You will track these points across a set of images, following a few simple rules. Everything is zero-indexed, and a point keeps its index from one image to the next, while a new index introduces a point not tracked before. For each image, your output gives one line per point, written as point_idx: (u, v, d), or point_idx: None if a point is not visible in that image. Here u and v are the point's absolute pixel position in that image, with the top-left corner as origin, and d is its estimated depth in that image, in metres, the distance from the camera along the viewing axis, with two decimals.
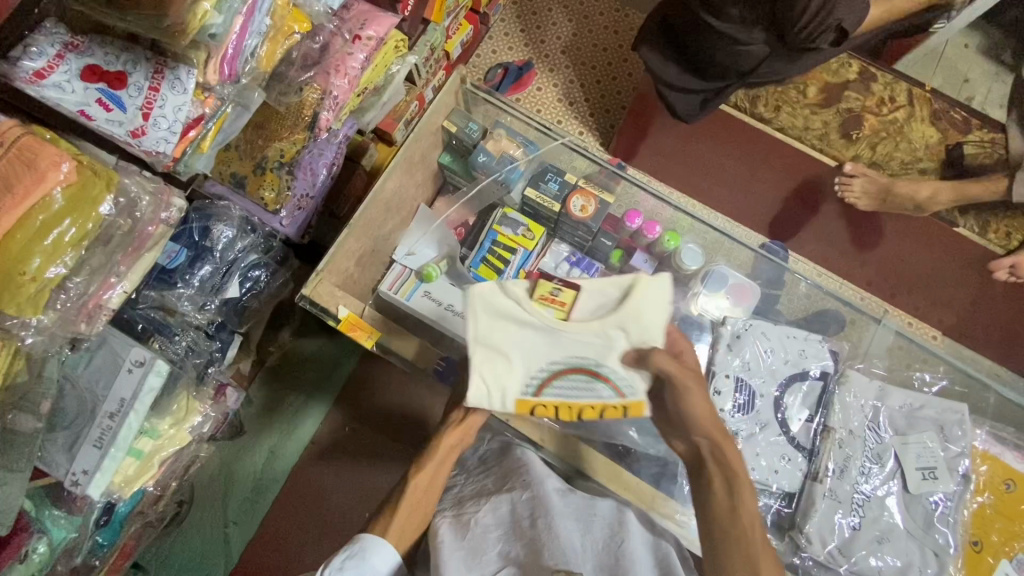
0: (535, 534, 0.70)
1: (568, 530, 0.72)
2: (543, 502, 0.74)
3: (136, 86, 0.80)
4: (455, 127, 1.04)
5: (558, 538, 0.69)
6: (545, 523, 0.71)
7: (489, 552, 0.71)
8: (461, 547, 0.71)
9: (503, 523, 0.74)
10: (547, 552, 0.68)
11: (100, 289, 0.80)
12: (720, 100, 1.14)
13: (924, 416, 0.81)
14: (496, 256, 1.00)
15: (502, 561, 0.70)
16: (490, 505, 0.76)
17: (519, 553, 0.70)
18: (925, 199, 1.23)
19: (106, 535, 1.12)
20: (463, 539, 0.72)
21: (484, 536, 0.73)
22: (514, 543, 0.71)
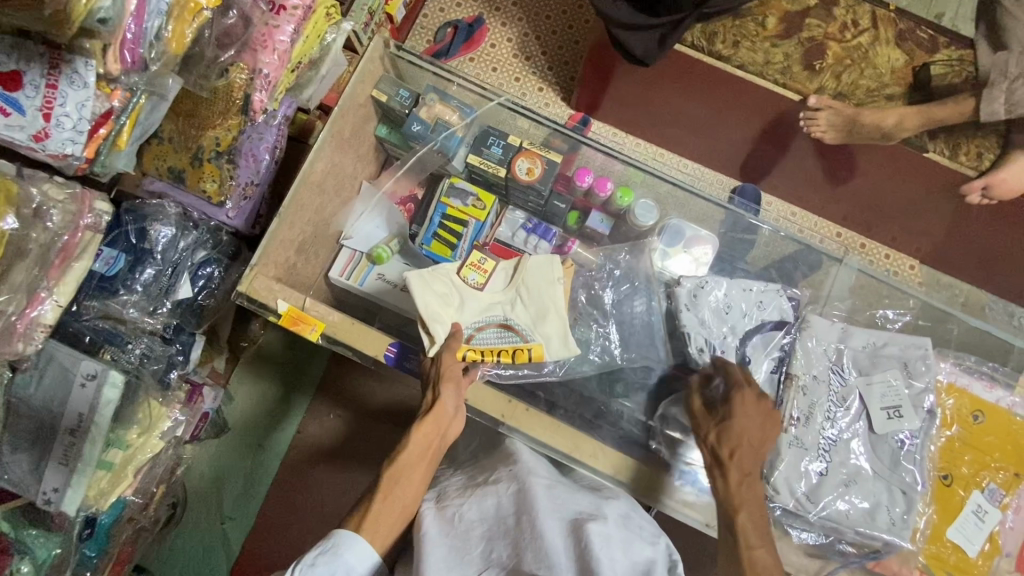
0: (518, 533, 0.66)
1: (553, 528, 0.65)
2: (526, 496, 0.69)
3: (32, 84, 0.73)
4: (385, 96, 0.97)
5: (540, 539, 0.64)
6: (528, 521, 0.66)
7: (472, 552, 0.68)
8: (446, 544, 0.69)
9: (487, 519, 0.70)
10: (530, 558, 0.64)
11: (28, 306, 0.76)
12: (678, 36, 1.07)
13: (888, 354, 0.80)
14: (446, 227, 0.97)
15: (485, 562, 0.67)
16: (476, 497, 0.73)
17: (502, 553, 0.66)
18: (891, 126, 1.17)
19: (93, 547, 1.09)
20: (448, 535, 0.70)
21: (467, 533, 0.70)
22: (497, 542, 0.68)
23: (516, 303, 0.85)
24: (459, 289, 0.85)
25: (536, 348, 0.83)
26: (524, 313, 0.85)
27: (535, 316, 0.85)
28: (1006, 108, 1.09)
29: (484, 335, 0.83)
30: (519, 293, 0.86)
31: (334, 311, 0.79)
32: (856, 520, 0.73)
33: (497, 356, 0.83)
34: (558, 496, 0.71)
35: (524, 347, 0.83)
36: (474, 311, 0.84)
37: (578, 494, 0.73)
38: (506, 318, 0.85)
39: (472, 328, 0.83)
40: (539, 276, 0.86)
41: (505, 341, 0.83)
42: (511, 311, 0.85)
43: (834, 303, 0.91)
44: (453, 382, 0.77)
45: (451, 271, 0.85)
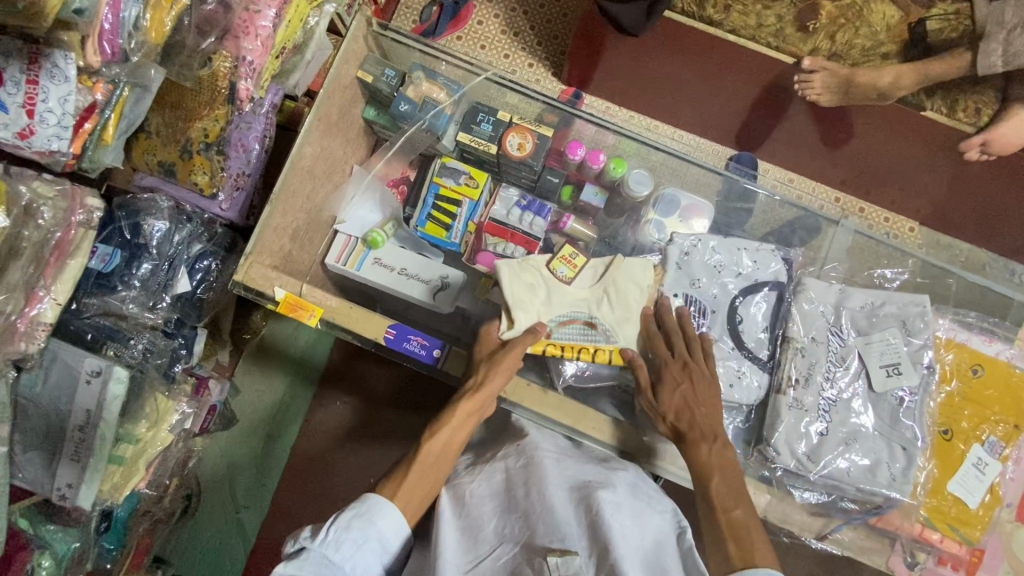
0: (528, 506, 0.66)
1: (563, 500, 0.67)
2: (535, 468, 0.70)
3: (12, 80, 0.72)
4: (371, 77, 0.96)
5: (551, 511, 0.65)
6: (538, 492, 0.67)
7: (485, 529, 0.67)
8: (459, 525, 0.68)
9: (497, 494, 0.71)
10: (543, 530, 0.64)
11: (27, 304, 0.77)
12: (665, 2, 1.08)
13: (887, 313, 0.79)
14: (440, 206, 0.96)
15: (498, 538, 0.66)
16: (484, 475, 0.73)
17: (515, 529, 0.66)
18: (887, 85, 1.17)
19: (112, 540, 1.12)
20: (461, 517, 0.69)
21: (479, 510, 0.69)
22: (509, 517, 0.67)
23: (604, 303, 0.83)
24: (547, 283, 0.84)
25: (617, 350, 0.81)
26: (615, 314, 0.82)
27: (621, 317, 0.82)
28: (1004, 60, 1.10)
29: (565, 332, 0.82)
30: (609, 292, 0.83)
31: (331, 296, 0.80)
32: (857, 477, 0.74)
33: (576, 353, 0.81)
34: (566, 468, 0.72)
35: (605, 348, 0.81)
36: (561, 305, 0.83)
37: (585, 463, 0.74)
38: (593, 317, 0.82)
39: (555, 322, 0.82)
40: (629, 278, 0.84)
41: (588, 339, 0.82)
42: (600, 309, 0.82)
43: (831, 265, 0.91)
44: (501, 370, 0.74)
45: (542, 264, 0.85)
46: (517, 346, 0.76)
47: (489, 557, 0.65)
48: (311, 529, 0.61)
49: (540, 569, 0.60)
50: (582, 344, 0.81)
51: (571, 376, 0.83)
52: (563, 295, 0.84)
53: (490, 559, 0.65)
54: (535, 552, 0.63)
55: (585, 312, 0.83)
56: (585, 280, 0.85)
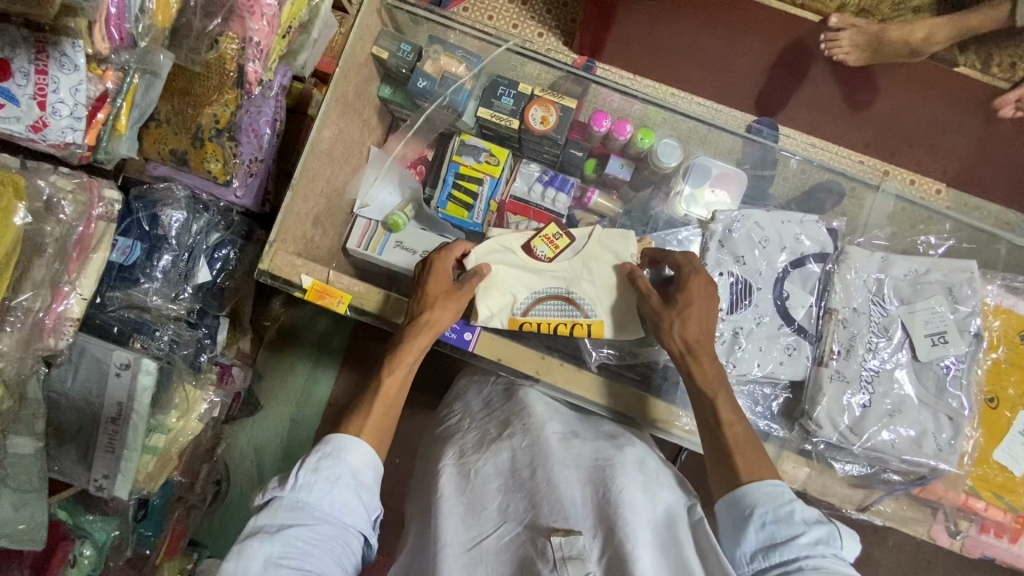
0: (535, 485, 0.65)
1: (570, 480, 0.66)
2: (541, 449, 0.69)
3: (21, 71, 0.70)
4: (386, 53, 0.93)
5: (558, 491, 0.64)
6: (544, 473, 0.66)
7: (489, 505, 0.67)
8: (462, 502, 0.68)
9: (503, 473, 0.69)
10: (547, 509, 0.63)
11: (54, 301, 0.76)
12: None
13: (931, 280, 0.77)
14: (461, 185, 0.94)
15: (502, 516, 0.65)
16: (490, 453, 0.72)
17: (519, 508, 0.65)
18: (919, 42, 1.08)
19: (150, 527, 1.13)
20: (464, 494, 0.69)
21: (484, 487, 0.68)
22: (513, 495, 0.66)
23: (582, 278, 0.84)
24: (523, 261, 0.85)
25: (597, 324, 0.82)
26: (594, 288, 0.83)
27: (599, 290, 0.83)
28: None
29: (548, 307, 0.84)
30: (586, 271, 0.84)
31: (359, 282, 0.79)
32: (902, 449, 0.73)
33: (553, 329, 0.83)
34: (573, 448, 0.70)
35: (584, 322, 0.83)
36: (534, 284, 0.84)
37: (590, 442, 0.72)
38: (574, 292, 0.84)
39: (529, 300, 0.83)
40: (611, 251, 0.84)
41: (565, 315, 0.83)
42: (580, 284, 0.84)
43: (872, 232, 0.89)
44: (450, 300, 0.77)
45: (522, 241, 0.85)
46: (468, 286, 0.78)
47: (493, 535, 0.64)
48: (279, 480, 0.62)
49: (542, 550, 0.60)
50: (559, 321, 0.83)
51: (605, 352, 0.87)
52: (543, 273, 0.84)
53: (493, 537, 0.64)
54: (538, 532, 0.61)
55: (565, 288, 0.84)
56: (565, 254, 0.85)
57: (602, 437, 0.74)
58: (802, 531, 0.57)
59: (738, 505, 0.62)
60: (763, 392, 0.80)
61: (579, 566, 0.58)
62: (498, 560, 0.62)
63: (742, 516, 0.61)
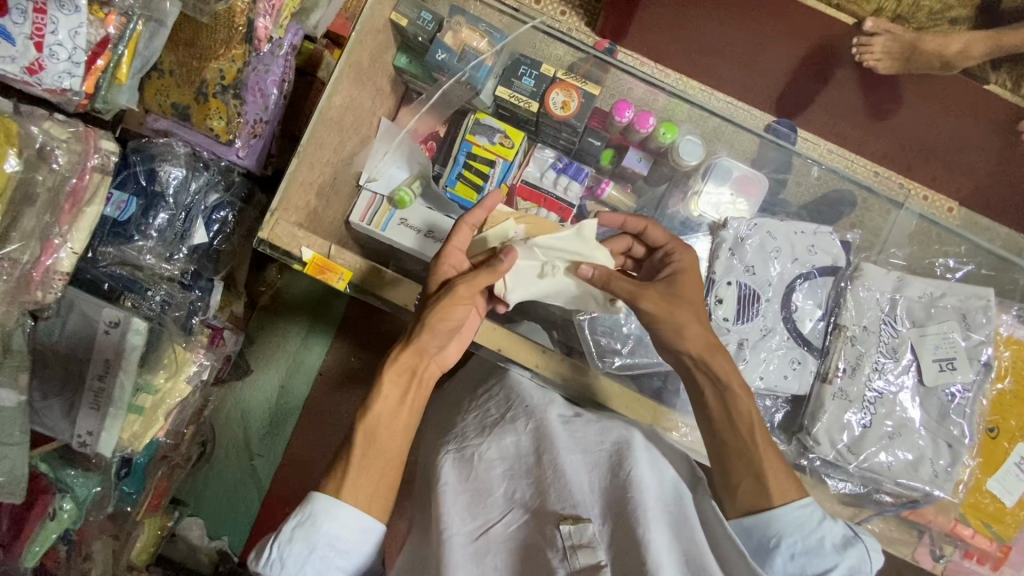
0: (541, 472, 0.64)
1: (576, 466, 0.65)
2: (546, 433, 0.68)
3: (17, 8, 0.66)
4: (404, 20, 0.89)
5: (564, 477, 0.63)
6: (550, 460, 0.65)
7: (494, 493, 0.66)
8: (467, 490, 0.66)
9: (507, 458, 0.68)
10: (555, 496, 0.62)
11: (43, 254, 0.73)
12: None
13: (946, 305, 0.76)
14: (471, 164, 0.91)
15: (508, 504, 0.65)
16: (495, 437, 0.70)
17: (525, 494, 0.64)
18: (955, 55, 1.00)
19: (132, 484, 1.13)
20: (468, 480, 0.67)
21: (488, 474, 0.67)
22: (520, 482, 0.66)
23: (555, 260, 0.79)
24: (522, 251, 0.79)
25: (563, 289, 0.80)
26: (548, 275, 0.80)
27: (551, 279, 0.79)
28: None
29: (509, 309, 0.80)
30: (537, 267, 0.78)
31: (361, 259, 0.77)
32: (898, 472, 0.73)
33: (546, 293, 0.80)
34: (577, 431, 0.69)
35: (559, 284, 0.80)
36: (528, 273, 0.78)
37: (595, 426, 0.70)
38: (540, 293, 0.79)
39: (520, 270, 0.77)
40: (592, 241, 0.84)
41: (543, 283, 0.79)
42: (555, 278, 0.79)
43: (890, 250, 0.88)
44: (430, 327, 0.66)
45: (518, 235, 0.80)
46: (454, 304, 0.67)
47: (499, 522, 0.64)
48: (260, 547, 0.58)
49: (552, 537, 0.59)
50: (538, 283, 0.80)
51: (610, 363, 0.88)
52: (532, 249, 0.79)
53: (500, 525, 0.63)
54: (547, 518, 0.61)
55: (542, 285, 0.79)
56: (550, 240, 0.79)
57: (606, 417, 0.73)
58: (834, 557, 0.59)
59: (762, 533, 0.61)
60: (763, 404, 0.80)
61: (590, 553, 0.57)
62: (506, 548, 0.62)
63: (767, 547, 0.61)
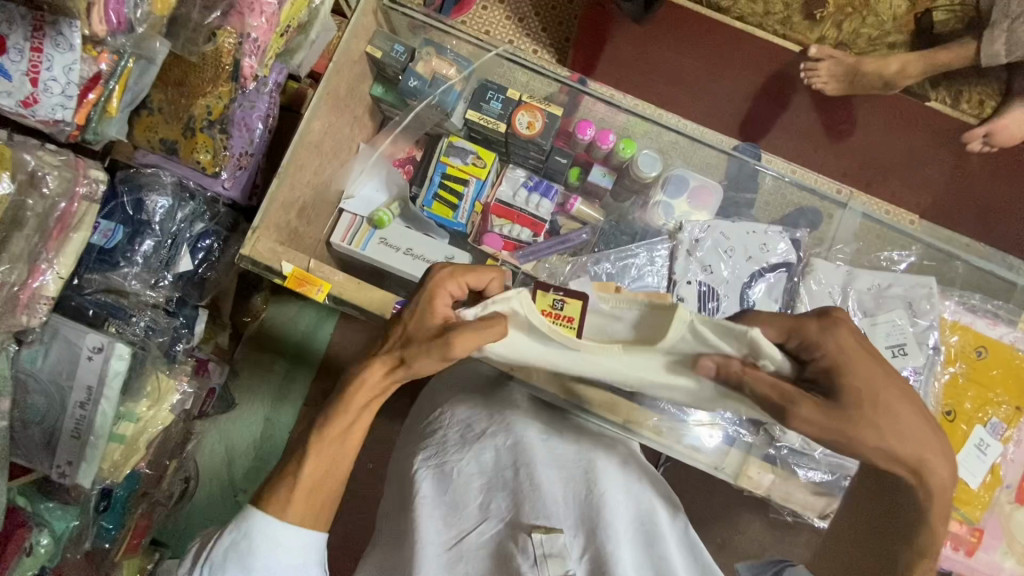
0: (518, 485, 0.67)
1: (551, 480, 0.69)
2: (524, 449, 0.70)
3: (16, 48, 0.71)
4: (379, 52, 0.95)
5: (541, 491, 0.66)
6: (527, 473, 0.68)
7: (470, 505, 0.69)
8: (444, 502, 0.70)
9: (485, 473, 0.71)
10: (529, 508, 0.65)
11: (30, 277, 0.76)
12: None
13: (893, 294, 0.83)
14: (447, 181, 0.96)
15: (483, 514, 0.68)
16: (473, 452, 0.72)
17: (501, 506, 0.67)
18: (893, 74, 1.19)
19: (111, 519, 1.11)
20: (444, 494, 0.71)
21: (466, 487, 0.70)
22: (496, 493, 0.69)
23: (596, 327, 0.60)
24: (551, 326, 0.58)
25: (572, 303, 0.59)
26: (538, 294, 0.60)
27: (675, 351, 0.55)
28: (1006, 48, 1.12)
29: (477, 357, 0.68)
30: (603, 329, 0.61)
31: (339, 272, 0.80)
32: None
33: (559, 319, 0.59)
34: (556, 450, 0.73)
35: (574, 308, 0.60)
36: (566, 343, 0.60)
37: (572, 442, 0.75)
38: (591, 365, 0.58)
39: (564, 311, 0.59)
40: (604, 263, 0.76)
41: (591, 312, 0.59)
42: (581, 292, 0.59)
43: (839, 246, 0.94)
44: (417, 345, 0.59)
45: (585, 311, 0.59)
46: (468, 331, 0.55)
47: (474, 530, 0.67)
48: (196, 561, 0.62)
49: (523, 545, 0.61)
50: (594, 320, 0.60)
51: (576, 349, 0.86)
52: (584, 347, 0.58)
53: (474, 534, 0.67)
54: (520, 528, 0.64)
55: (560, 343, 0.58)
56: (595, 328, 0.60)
57: (585, 434, 0.77)
58: None
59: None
60: None
61: (559, 563, 0.59)
62: (478, 556, 0.65)
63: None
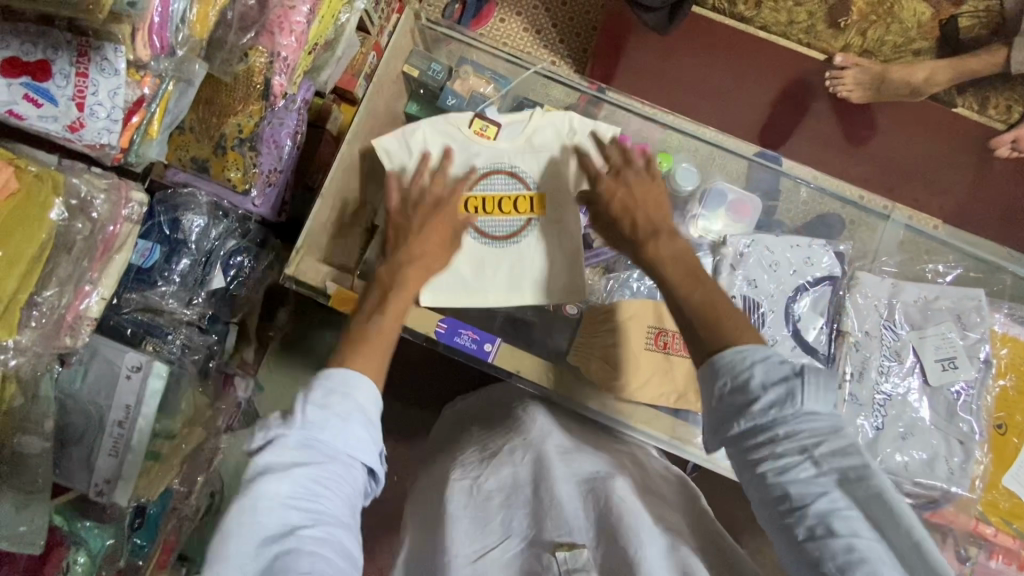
0: (539, 501, 0.67)
1: (572, 492, 0.68)
2: (543, 462, 0.73)
3: (61, 72, 0.72)
4: (417, 71, 0.97)
5: (560, 503, 0.65)
6: (546, 486, 0.69)
7: (492, 522, 0.68)
8: (467, 515, 0.69)
9: (505, 488, 0.72)
10: (551, 525, 0.63)
11: (77, 299, 0.76)
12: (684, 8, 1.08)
13: (940, 308, 0.83)
14: (475, 121, 0.93)
15: (505, 532, 0.67)
16: (492, 470, 0.75)
17: (522, 523, 0.66)
18: (921, 82, 1.18)
19: (145, 536, 1.07)
20: (468, 506, 0.70)
21: (486, 502, 0.70)
22: (517, 509, 0.68)
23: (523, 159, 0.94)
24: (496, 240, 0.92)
25: (536, 198, 0.93)
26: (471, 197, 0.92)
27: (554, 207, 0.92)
28: None
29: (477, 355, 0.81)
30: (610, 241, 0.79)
31: None
32: (914, 471, 0.77)
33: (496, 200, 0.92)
34: (573, 463, 0.75)
35: (526, 196, 0.93)
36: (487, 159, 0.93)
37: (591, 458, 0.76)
38: (496, 154, 0.93)
39: (483, 170, 0.93)
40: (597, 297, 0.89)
41: (510, 189, 0.93)
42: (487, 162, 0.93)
43: (883, 260, 0.93)
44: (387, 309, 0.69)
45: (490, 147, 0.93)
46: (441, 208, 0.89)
47: (497, 547, 0.65)
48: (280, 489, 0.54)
49: (548, 563, 0.61)
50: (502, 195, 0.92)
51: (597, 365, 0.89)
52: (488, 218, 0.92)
53: (498, 551, 0.65)
54: (544, 546, 0.62)
55: (475, 146, 0.93)
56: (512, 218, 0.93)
57: (602, 450, 0.80)
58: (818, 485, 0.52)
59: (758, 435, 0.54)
60: None
61: None
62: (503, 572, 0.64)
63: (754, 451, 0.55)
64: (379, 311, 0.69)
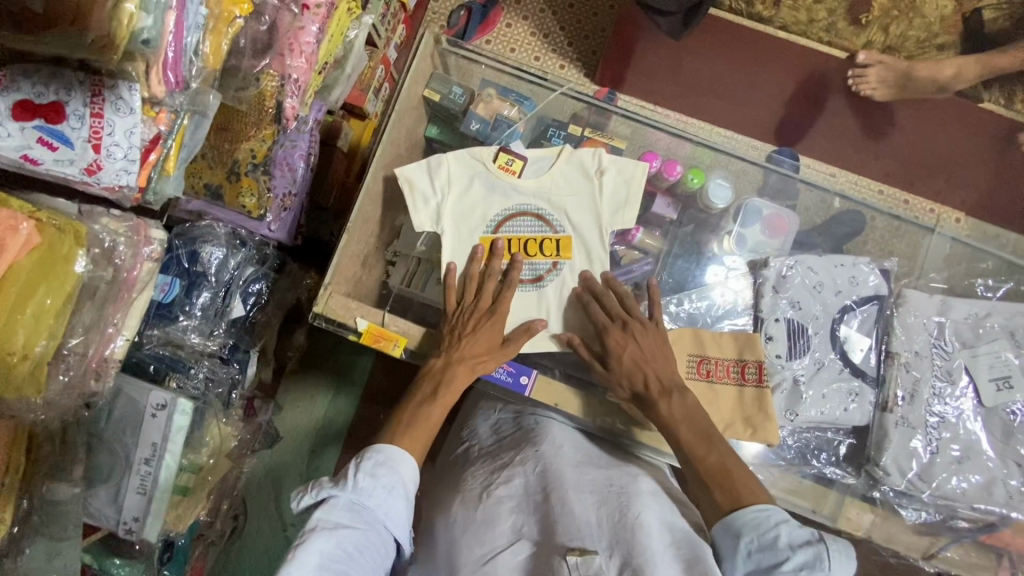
0: (549, 508, 0.68)
1: (584, 506, 0.68)
2: (555, 473, 0.73)
3: (75, 114, 0.69)
4: (438, 95, 0.95)
5: (573, 515, 0.66)
6: (559, 497, 0.69)
7: (501, 524, 0.70)
8: (476, 520, 0.72)
9: (515, 496, 0.73)
10: (562, 529, 0.65)
11: (102, 344, 0.75)
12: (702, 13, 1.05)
13: (993, 325, 0.82)
14: (502, 155, 0.88)
15: (515, 534, 0.69)
16: (504, 478, 0.76)
17: (532, 529, 0.68)
18: (948, 79, 1.09)
19: (174, 568, 1.09)
20: (478, 511, 0.73)
21: (497, 508, 0.72)
22: (528, 516, 0.70)
23: (552, 195, 0.88)
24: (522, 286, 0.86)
25: (565, 239, 0.87)
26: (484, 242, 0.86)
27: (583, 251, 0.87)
28: None
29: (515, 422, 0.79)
30: (636, 357, 0.76)
31: (413, 325, 0.81)
32: (973, 497, 0.78)
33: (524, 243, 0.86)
34: (586, 474, 0.73)
35: (552, 238, 0.87)
36: (506, 202, 0.88)
37: (604, 470, 0.75)
38: (525, 198, 0.88)
39: (506, 216, 0.87)
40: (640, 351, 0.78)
41: (537, 231, 0.87)
42: (511, 199, 0.88)
43: (931, 275, 0.91)
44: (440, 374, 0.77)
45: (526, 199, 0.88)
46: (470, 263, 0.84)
47: (506, 551, 0.67)
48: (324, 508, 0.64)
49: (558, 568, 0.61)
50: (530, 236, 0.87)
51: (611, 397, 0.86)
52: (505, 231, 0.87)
53: (508, 554, 0.67)
54: (555, 550, 0.63)
55: (502, 184, 0.88)
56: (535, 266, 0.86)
57: (614, 464, 0.77)
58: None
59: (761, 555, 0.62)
60: (827, 436, 0.84)
61: None
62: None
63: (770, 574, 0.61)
64: (430, 401, 0.75)
